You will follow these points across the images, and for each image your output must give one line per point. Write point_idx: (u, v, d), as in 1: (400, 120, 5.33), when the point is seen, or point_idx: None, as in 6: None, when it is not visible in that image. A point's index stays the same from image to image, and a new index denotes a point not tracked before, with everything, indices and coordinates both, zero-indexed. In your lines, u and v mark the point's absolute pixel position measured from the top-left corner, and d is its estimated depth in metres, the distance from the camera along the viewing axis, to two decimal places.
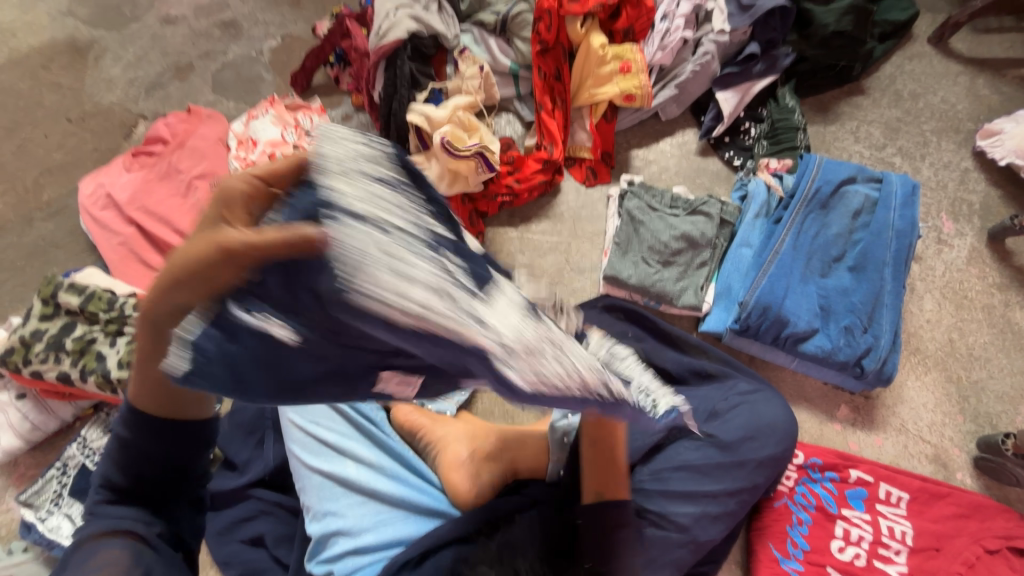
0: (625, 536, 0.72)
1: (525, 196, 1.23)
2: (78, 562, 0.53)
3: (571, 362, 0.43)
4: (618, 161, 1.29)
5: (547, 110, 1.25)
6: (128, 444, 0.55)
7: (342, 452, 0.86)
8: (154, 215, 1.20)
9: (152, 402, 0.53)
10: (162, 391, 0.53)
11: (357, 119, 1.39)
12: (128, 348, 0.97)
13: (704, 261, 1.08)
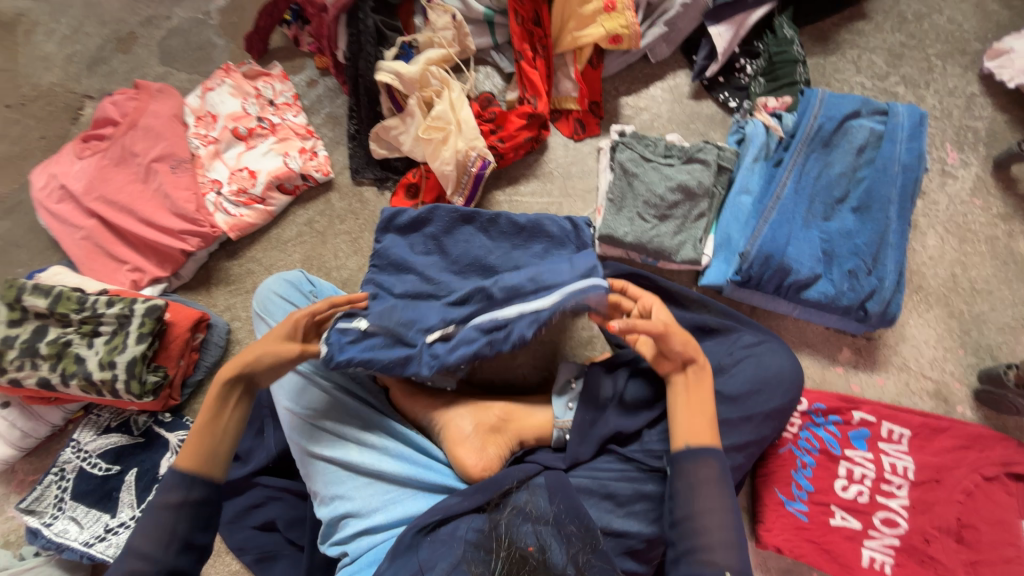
0: (717, 489, 0.69)
1: (510, 155, 1.15)
2: None
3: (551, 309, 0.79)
4: (607, 110, 1.21)
5: (528, 58, 1.15)
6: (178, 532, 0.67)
7: (342, 437, 0.85)
8: (115, 204, 1.11)
9: (198, 467, 0.70)
10: (208, 453, 0.71)
11: (323, 83, 1.28)
12: (107, 348, 0.92)
13: (702, 212, 1.03)
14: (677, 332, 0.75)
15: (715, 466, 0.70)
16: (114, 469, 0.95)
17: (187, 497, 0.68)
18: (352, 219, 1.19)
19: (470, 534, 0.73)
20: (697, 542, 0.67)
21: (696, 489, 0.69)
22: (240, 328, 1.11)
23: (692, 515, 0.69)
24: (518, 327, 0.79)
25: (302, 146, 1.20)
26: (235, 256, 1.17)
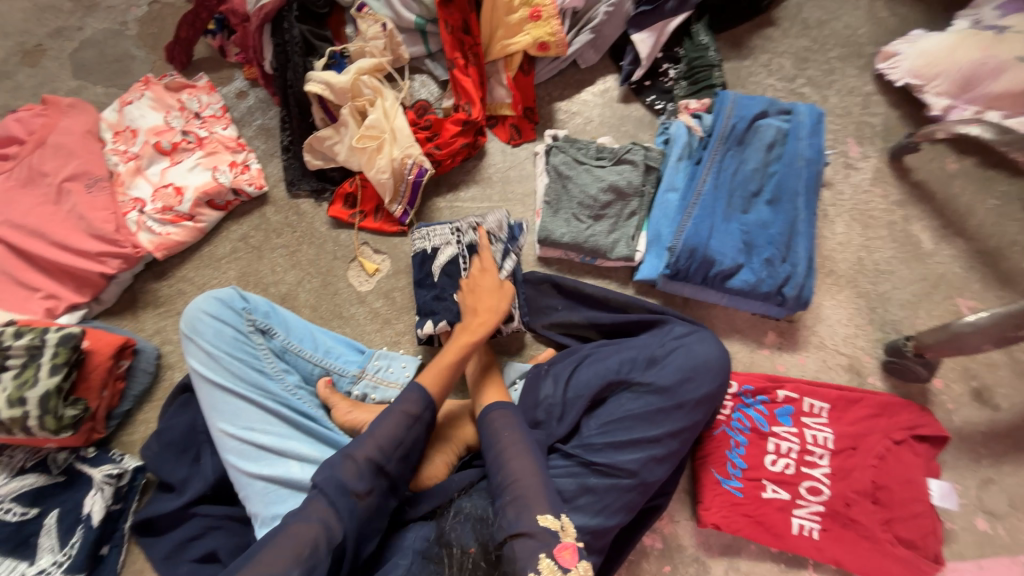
0: (512, 434, 0.78)
1: (447, 162, 1.16)
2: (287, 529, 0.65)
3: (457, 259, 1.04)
4: (542, 116, 1.24)
5: (460, 67, 1.17)
6: (382, 461, 0.73)
7: (282, 454, 0.84)
8: (24, 228, 1.04)
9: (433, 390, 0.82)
10: (444, 381, 0.85)
11: (254, 94, 1.25)
12: (16, 383, 0.86)
13: (633, 211, 1.09)
14: (457, 336, 0.91)
15: (506, 416, 0.80)
16: (31, 512, 0.89)
17: (423, 413, 0.78)
18: (289, 232, 1.16)
19: (419, 544, 0.74)
20: (513, 494, 0.72)
21: (496, 434, 0.79)
22: (172, 352, 1.07)
23: (499, 458, 0.76)
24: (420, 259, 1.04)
25: (233, 159, 1.17)
26: (164, 277, 1.12)
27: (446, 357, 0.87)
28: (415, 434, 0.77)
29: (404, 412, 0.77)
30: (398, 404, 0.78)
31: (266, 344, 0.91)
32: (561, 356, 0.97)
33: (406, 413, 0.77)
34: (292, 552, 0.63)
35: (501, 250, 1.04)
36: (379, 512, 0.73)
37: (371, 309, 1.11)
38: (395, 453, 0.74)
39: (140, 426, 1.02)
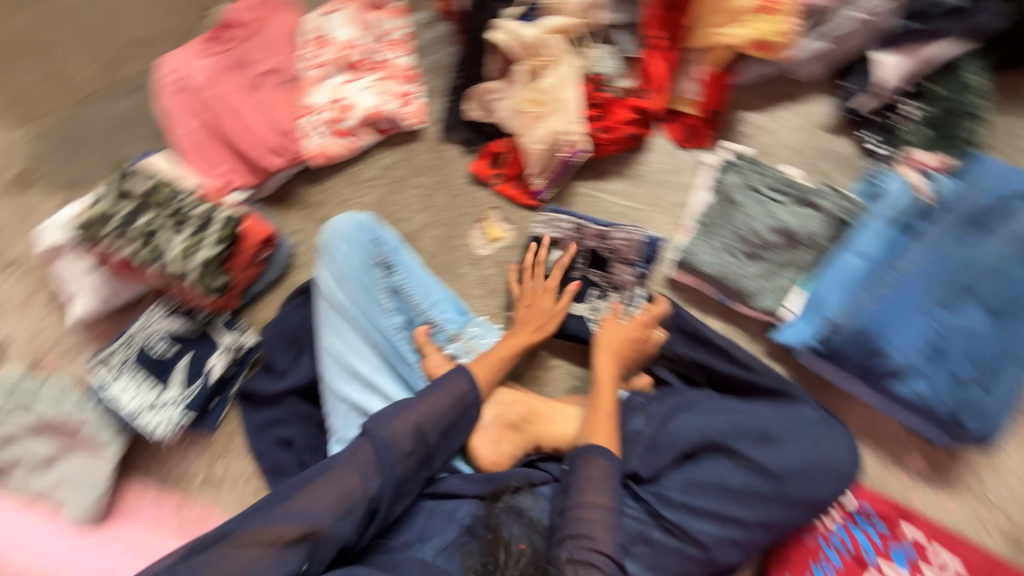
0: (604, 483, 0.72)
1: (608, 147, 1.08)
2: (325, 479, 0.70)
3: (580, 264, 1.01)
4: (725, 123, 1.09)
5: (659, 48, 1.06)
6: (425, 434, 0.75)
7: (370, 386, 0.88)
8: (222, 108, 1.16)
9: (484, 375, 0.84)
10: (494, 368, 0.86)
11: (438, 29, 1.25)
12: (187, 244, 0.99)
13: (800, 262, 0.94)
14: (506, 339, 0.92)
15: (605, 465, 0.73)
16: (171, 352, 1.04)
17: (468, 395, 0.79)
18: (430, 175, 1.17)
19: (466, 518, 0.75)
20: (582, 528, 0.68)
21: (581, 476, 0.73)
22: (302, 254, 1.16)
23: (574, 503, 0.70)
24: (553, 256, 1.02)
25: (402, 89, 1.20)
26: (315, 183, 1.20)
27: (496, 354, 0.88)
28: (458, 414, 0.78)
29: (452, 390, 0.78)
30: (444, 384, 0.79)
31: (385, 280, 0.94)
32: (660, 394, 0.86)
33: (454, 393, 0.78)
34: (335, 497, 0.68)
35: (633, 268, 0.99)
36: (412, 480, 0.76)
37: (482, 274, 1.09)
38: (437, 430, 0.76)
39: (262, 308, 1.13)
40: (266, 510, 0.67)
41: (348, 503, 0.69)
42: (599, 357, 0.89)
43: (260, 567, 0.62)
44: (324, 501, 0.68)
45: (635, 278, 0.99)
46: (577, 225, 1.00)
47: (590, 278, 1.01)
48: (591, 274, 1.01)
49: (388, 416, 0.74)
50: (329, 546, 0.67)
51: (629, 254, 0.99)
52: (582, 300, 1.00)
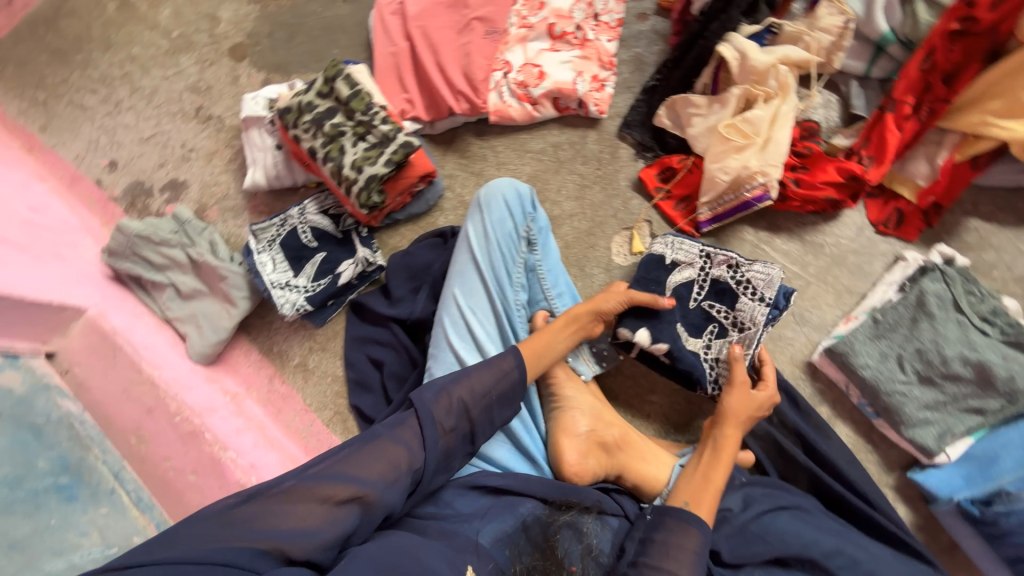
0: (689, 554, 0.67)
1: (794, 202, 0.98)
2: (368, 446, 0.67)
3: (701, 298, 0.91)
4: (944, 222, 0.95)
5: (900, 114, 0.93)
6: (467, 407, 0.73)
7: (480, 350, 0.88)
8: (428, 40, 1.20)
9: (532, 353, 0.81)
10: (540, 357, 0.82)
11: (654, 23, 1.20)
12: (363, 155, 1.05)
13: (982, 409, 0.81)
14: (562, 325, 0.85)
15: (698, 539, 0.68)
16: (313, 245, 1.13)
17: (510, 369, 0.77)
18: (593, 166, 1.13)
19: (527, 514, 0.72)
20: None
21: (667, 536, 0.68)
22: (449, 200, 1.19)
23: (652, 558, 0.67)
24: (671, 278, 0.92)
25: (597, 73, 1.16)
26: (481, 137, 1.21)
27: (552, 337, 0.83)
28: (504, 390, 0.76)
29: (498, 367, 0.77)
30: (493, 359, 0.78)
31: (525, 256, 0.93)
32: (763, 481, 0.80)
33: (500, 370, 0.77)
34: (384, 464, 0.66)
35: (764, 313, 0.87)
36: (454, 457, 0.73)
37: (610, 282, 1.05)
38: (484, 406, 0.74)
39: (396, 236, 1.19)
40: (315, 467, 0.65)
41: (392, 471, 0.67)
42: (725, 427, 0.80)
43: (315, 524, 0.61)
44: (373, 467, 0.66)
45: (762, 318, 0.87)
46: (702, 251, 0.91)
47: (711, 313, 0.90)
48: (713, 309, 0.90)
49: (435, 390, 0.73)
50: (376, 513, 0.65)
51: (759, 291, 0.87)
52: (698, 334, 0.90)
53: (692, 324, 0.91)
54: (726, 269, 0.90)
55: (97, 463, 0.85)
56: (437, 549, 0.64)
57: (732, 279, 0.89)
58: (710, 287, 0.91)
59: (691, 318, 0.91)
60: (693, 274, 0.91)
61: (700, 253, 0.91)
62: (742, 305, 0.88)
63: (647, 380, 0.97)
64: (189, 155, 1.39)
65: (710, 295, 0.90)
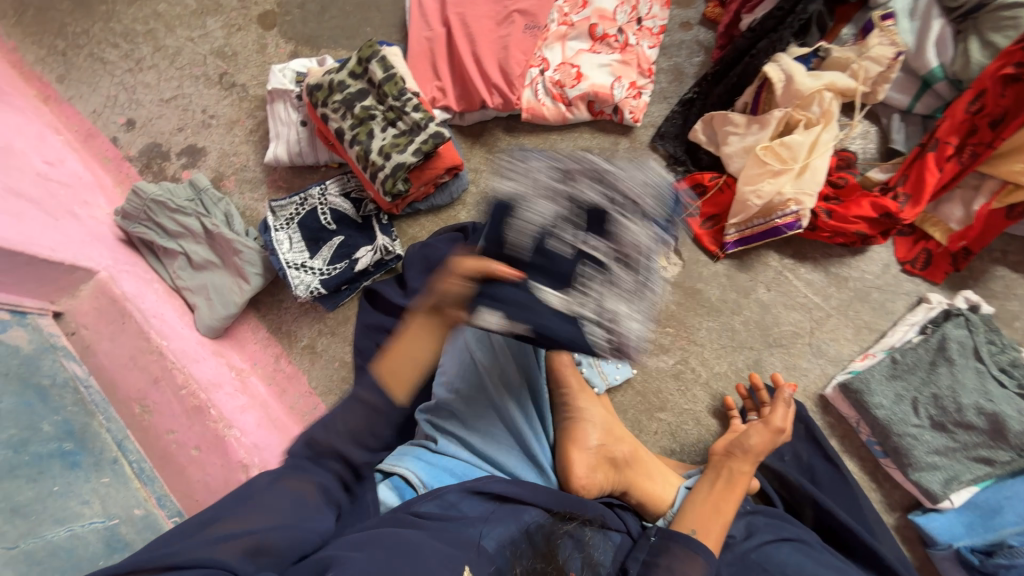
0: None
1: (823, 233, 0.97)
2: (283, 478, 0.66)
3: (558, 230, 0.83)
4: (972, 267, 0.94)
5: (941, 153, 0.91)
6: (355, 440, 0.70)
7: (496, 353, 0.88)
8: (466, 28, 1.17)
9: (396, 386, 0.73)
10: (410, 387, 0.75)
11: (697, 33, 1.17)
12: (391, 142, 1.04)
13: (992, 459, 0.81)
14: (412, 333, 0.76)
15: (701, 566, 0.69)
16: (332, 227, 1.12)
17: (380, 407, 0.70)
18: None
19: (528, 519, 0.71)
20: None
21: (670, 560, 0.69)
22: (472, 195, 1.17)
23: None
24: (528, 200, 0.83)
25: (635, 80, 1.14)
26: (510, 133, 1.19)
27: (417, 354, 0.75)
28: (379, 423, 0.70)
29: (361, 405, 0.69)
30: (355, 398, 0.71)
31: None
32: (767, 510, 0.81)
33: (367, 408, 0.70)
34: (307, 485, 0.66)
35: (648, 224, 0.87)
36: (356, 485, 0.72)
37: None
38: (356, 447, 0.70)
39: (415, 227, 1.17)
40: (244, 498, 0.63)
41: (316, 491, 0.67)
42: (740, 463, 0.82)
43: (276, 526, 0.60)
44: (290, 491, 0.65)
45: (649, 238, 0.87)
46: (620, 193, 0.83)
47: (579, 263, 0.82)
48: (583, 267, 0.83)
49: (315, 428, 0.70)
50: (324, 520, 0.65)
51: (645, 200, 0.82)
52: (561, 291, 0.81)
53: (556, 275, 0.82)
54: (579, 181, 0.83)
55: (101, 430, 0.84)
56: (435, 551, 0.61)
57: (610, 197, 0.83)
58: (567, 210, 0.83)
59: (551, 260, 0.82)
60: (528, 186, 0.84)
61: (525, 164, 0.82)
62: (606, 238, 0.83)
63: (657, 398, 0.98)
64: (209, 121, 1.36)
65: (555, 215, 0.83)
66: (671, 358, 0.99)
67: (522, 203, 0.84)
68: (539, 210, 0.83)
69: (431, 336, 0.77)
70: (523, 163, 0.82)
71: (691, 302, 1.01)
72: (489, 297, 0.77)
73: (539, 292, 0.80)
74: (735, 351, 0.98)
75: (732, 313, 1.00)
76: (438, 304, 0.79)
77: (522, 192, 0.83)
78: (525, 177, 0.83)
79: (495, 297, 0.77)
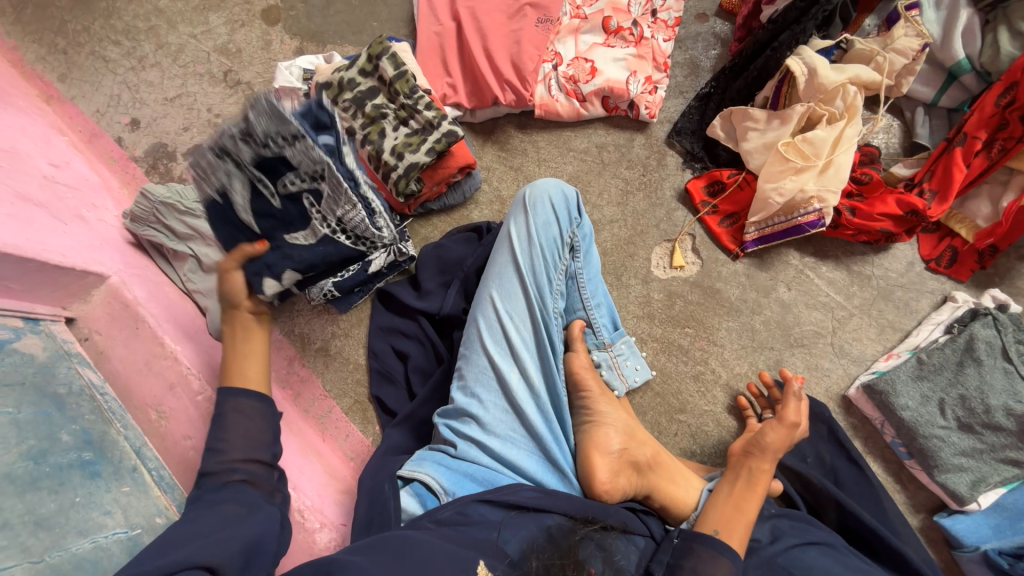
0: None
1: (847, 231, 0.95)
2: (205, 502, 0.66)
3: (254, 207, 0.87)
4: (997, 265, 0.92)
5: (969, 149, 0.89)
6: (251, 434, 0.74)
7: (514, 356, 0.86)
8: (477, 22, 1.14)
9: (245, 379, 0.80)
10: (246, 368, 0.82)
11: (713, 26, 1.14)
12: (404, 141, 1.02)
13: (1019, 461, 0.80)
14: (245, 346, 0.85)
15: (727, 568, 0.68)
16: None
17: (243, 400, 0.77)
18: (638, 172, 1.10)
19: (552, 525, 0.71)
20: None
21: (696, 563, 0.68)
22: (485, 193, 1.15)
23: None
24: (236, 211, 0.88)
25: (651, 74, 1.11)
26: (523, 130, 1.17)
27: (251, 354, 0.83)
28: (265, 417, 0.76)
29: (236, 410, 0.74)
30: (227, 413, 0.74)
31: (567, 263, 0.90)
32: (792, 514, 0.80)
33: (250, 410, 0.75)
34: (234, 497, 0.67)
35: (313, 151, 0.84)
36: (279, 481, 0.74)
37: (646, 295, 1.02)
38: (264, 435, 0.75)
39: (427, 227, 1.15)
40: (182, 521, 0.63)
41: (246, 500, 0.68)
42: (757, 460, 0.80)
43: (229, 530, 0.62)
44: (221, 503, 0.66)
45: (311, 152, 0.84)
46: (283, 126, 0.81)
47: (291, 189, 0.87)
48: (288, 184, 0.86)
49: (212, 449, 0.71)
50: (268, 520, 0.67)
51: (293, 123, 0.82)
52: (304, 229, 0.91)
53: (293, 221, 0.89)
54: (244, 156, 0.83)
55: (119, 438, 0.82)
56: (447, 553, 0.63)
57: (270, 143, 0.82)
58: (259, 201, 0.87)
59: (343, 257, 0.96)
60: (216, 192, 0.87)
61: (223, 175, 0.85)
62: (288, 182, 0.86)
63: (677, 400, 0.97)
64: (215, 120, 1.34)
65: (226, 193, 0.86)
66: (691, 359, 0.98)
67: (240, 197, 0.86)
68: (256, 188, 0.86)
69: (251, 336, 0.86)
70: (217, 154, 0.84)
71: (710, 302, 1.00)
72: (255, 272, 0.88)
73: (291, 244, 0.90)
74: (755, 352, 0.97)
75: (752, 313, 0.98)
76: (233, 313, 0.87)
77: (226, 213, 0.88)
78: (231, 209, 0.87)
79: (279, 262, 0.89)
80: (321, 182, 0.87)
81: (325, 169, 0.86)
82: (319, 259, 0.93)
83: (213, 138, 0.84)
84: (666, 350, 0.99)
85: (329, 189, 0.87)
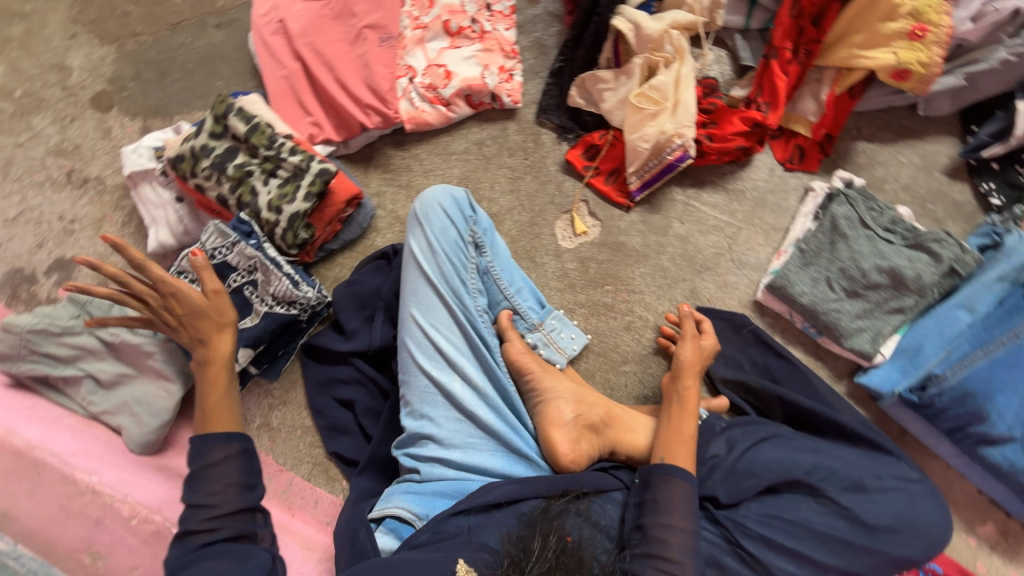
0: (680, 505, 0.70)
1: (711, 156, 1.04)
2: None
3: None
4: (837, 149, 1.05)
5: (782, 60, 1.01)
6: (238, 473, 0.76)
7: (452, 365, 0.86)
8: (321, 57, 1.13)
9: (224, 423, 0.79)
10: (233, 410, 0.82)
11: (545, 6, 1.20)
12: (278, 193, 0.99)
13: (902, 307, 0.91)
14: (222, 388, 0.83)
15: (685, 488, 0.72)
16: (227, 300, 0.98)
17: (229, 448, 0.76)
18: (520, 157, 1.13)
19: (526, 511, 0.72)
20: (659, 548, 0.67)
21: (658, 495, 0.72)
22: (382, 218, 1.14)
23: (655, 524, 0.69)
24: None
25: (503, 64, 1.15)
26: (400, 148, 1.17)
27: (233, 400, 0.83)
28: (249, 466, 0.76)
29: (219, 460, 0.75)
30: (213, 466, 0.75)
31: (475, 260, 0.91)
32: (741, 421, 0.84)
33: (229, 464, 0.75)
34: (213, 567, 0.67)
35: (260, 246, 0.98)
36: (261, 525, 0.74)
37: (561, 268, 1.06)
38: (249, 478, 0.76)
39: (335, 268, 1.12)
40: None
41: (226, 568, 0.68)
42: (686, 381, 0.85)
43: None
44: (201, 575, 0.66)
45: (251, 252, 0.97)
46: (225, 237, 0.96)
47: (235, 286, 0.98)
48: (233, 282, 0.98)
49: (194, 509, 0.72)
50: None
51: (230, 237, 0.97)
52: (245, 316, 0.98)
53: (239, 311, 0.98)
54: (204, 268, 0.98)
55: None
56: (418, 559, 0.65)
57: (218, 253, 0.97)
58: None
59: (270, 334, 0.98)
60: None
61: None
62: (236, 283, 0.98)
63: (617, 353, 1.01)
64: (71, 227, 1.22)
65: None
66: (618, 313, 1.03)
67: None
68: None
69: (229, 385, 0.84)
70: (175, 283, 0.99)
71: (619, 256, 1.05)
72: None
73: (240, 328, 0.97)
74: (671, 288, 1.03)
75: (658, 253, 1.05)
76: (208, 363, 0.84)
77: None
78: None
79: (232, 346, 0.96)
80: (259, 276, 0.98)
81: (265, 259, 0.97)
82: (264, 332, 0.97)
83: (174, 266, 1.01)
84: (594, 312, 1.03)
85: (264, 277, 0.98)
